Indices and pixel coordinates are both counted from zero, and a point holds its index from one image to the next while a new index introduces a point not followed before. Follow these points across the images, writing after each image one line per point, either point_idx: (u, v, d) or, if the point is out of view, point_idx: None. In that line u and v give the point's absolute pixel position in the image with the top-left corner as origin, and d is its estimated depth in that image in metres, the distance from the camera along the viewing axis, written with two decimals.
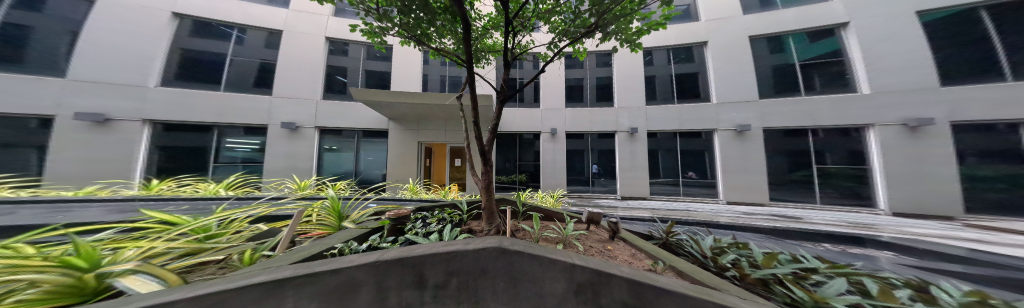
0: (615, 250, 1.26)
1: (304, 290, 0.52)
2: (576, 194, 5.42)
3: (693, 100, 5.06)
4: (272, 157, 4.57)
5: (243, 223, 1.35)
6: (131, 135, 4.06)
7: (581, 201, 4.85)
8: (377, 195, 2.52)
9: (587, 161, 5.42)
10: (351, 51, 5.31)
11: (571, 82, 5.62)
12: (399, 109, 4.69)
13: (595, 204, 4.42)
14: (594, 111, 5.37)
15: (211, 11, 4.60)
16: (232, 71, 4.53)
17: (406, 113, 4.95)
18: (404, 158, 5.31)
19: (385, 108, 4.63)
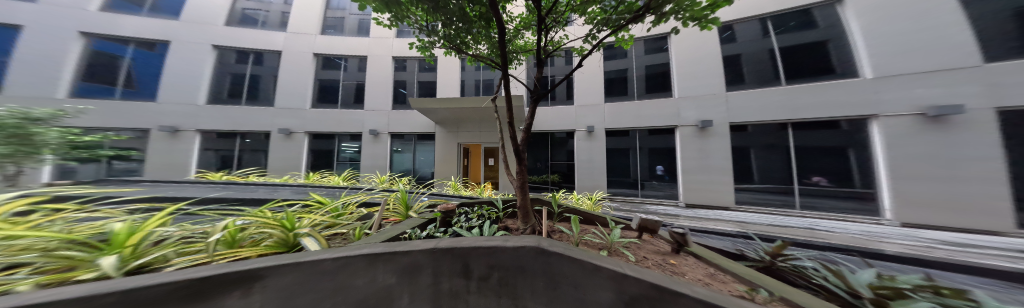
0: (681, 266, 1.09)
1: (389, 264, 0.71)
2: (621, 198, 4.90)
3: (819, 77, 3.89)
4: (364, 157, 5.85)
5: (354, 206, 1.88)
6: (299, 143, 5.66)
7: (626, 206, 4.39)
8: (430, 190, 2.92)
9: (630, 161, 4.87)
10: (408, 65, 6.27)
11: (611, 75, 5.14)
12: (443, 114, 5.25)
13: (647, 211, 3.93)
14: (643, 104, 4.80)
15: (327, 47, 6.01)
16: (333, 90, 5.98)
17: (448, 117, 5.51)
18: (448, 158, 5.97)
19: (432, 114, 5.28)
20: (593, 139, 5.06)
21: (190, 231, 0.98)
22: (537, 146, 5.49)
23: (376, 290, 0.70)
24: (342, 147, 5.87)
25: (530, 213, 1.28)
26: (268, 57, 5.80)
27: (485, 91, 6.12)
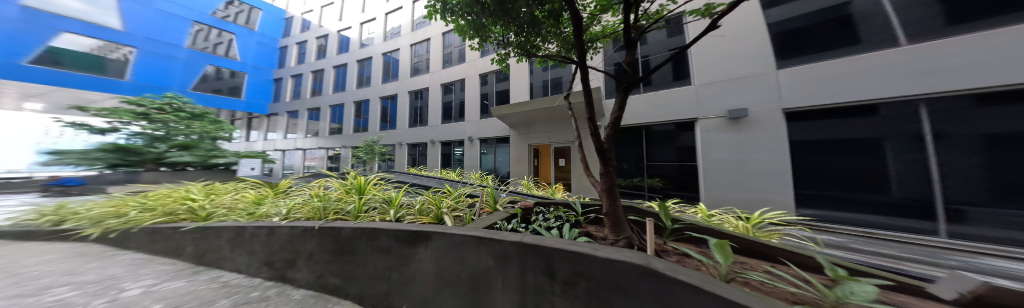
0: None
1: (490, 247, 0.99)
2: (869, 227, 3.06)
3: None
4: (465, 157, 7.62)
5: (462, 197, 2.60)
6: (435, 149, 8.28)
7: (862, 237, 2.80)
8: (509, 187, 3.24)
9: (881, 158, 3.09)
10: (489, 79, 7.41)
11: (788, 25, 3.71)
12: (517, 117, 5.71)
13: (919, 251, 2.29)
14: (958, 51, 2.63)
15: (442, 78, 8.33)
16: (446, 108, 8.15)
17: (522, 120, 5.92)
18: (521, 158, 6.41)
19: (506, 119, 5.95)
20: (739, 128, 3.88)
21: (407, 202, 2.31)
22: (657, 141, 4.66)
23: (481, 267, 1.02)
24: (453, 150, 7.90)
25: (625, 226, 1.13)
26: (416, 92, 8.90)
27: (554, 90, 6.01)
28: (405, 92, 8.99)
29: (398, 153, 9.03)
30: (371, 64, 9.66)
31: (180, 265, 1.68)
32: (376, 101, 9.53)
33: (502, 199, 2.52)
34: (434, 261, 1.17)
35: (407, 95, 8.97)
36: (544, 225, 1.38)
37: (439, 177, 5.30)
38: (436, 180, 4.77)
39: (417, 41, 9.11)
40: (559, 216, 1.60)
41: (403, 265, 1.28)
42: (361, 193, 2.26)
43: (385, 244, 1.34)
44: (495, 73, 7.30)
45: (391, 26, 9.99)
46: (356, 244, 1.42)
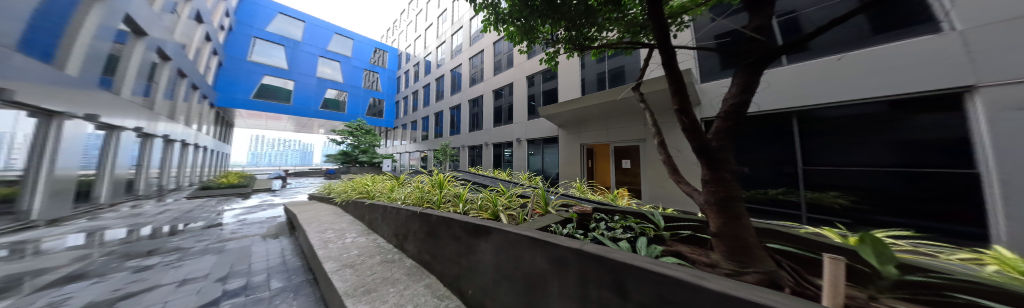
0: None
1: (545, 250, 1.02)
2: None
3: None
4: (515, 158, 8.00)
5: (513, 197, 2.73)
6: (488, 150, 9.15)
7: None
8: (561, 189, 3.11)
9: None
10: (535, 80, 7.48)
11: None
12: (567, 115, 5.36)
13: None
14: None
15: (492, 85, 9.08)
16: (496, 112, 8.90)
17: (571, 118, 5.54)
18: (570, 160, 6.08)
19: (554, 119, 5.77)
20: None
21: (471, 197, 2.81)
22: (854, 131, 2.91)
23: (536, 268, 1.07)
24: (503, 151, 8.53)
25: (764, 253, 0.76)
26: (472, 100, 10.22)
27: (613, 83, 5.36)
28: (465, 101, 10.51)
29: (462, 154, 10.61)
30: (444, 81, 12.05)
31: (358, 237, 3.13)
32: (446, 112, 11.61)
33: (554, 202, 2.46)
34: (489, 254, 1.46)
35: (467, 104, 10.43)
36: (614, 234, 1.21)
37: (491, 176, 5.83)
38: (490, 179, 5.25)
39: (473, 54, 10.38)
40: (626, 226, 1.40)
41: (468, 253, 1.70)
42: (442, 189, 3.08)
43: (457, 233, 1.84)
44: (541, 73, 7.31)
45: (454, 45, 11.83)
46: (439, 230, 2.12)
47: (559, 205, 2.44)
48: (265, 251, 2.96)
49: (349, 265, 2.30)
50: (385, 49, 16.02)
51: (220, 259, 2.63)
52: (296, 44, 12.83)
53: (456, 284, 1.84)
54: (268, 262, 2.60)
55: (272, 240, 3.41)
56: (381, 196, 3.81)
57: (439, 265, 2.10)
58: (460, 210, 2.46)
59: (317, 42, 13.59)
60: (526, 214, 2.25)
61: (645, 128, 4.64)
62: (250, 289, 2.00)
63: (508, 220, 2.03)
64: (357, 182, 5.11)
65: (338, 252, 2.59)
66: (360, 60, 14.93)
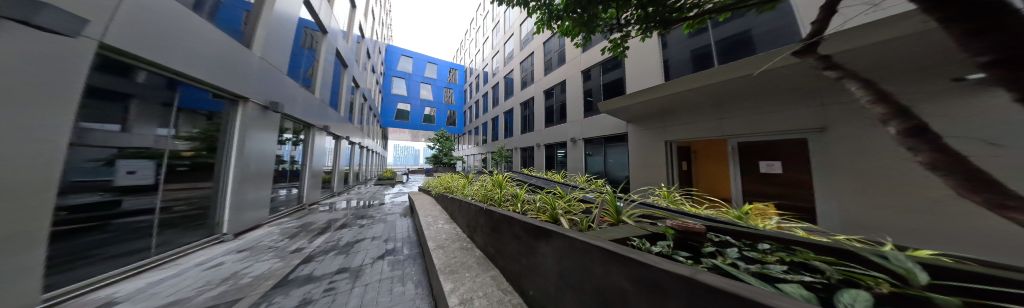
0: None
1: (629, 269, 0.87)
2: None
3: None
4: (569, 159, 7.58)
5: (574, 202, 2.59)
6: (540, 151, 9.13)
7: None
8: (630, 195, 2.62)
9: None
10: (593, 73, 6.98)
11: None
12: (637, 108, 4.46)
13: None
14: None
15: (544, 84, 9.06)
16: (548, 112, 8.81)
17: (644, 111, 4.59)
18: (650, 161, 5.00)
19: (623, 112, 4.77)
20: None
21: (528, 198, 2.97)
22: None
23: (614, 284, 0.96)
24: (556, 152, 8.28)
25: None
26: (524, 103, 10.61)
27: (726, 54, 4.13)
28: (517, 105, 11.07)
29: (514, 156, 11.19)
30: (499, 89, 13.21)
31: (445, 223, 3.96)
32: (501, 116, 12.63)
33: (625, 211, 2.10)
34: (552, 258, 1.43)
35: (518, 107, 10.93)
36: (762, 268, 0.75)
37: (545, 178, 5.71)
38: (544, 180, 5.17)
39: (524, 58, 10.76)
40: (790, 262, 0.80)
41: (528, 252, 1.76)
42: (501, 188, 3.37)
43: (518, 232, 1.95)
44: (601, 63, 6.72)
45: (506, 54, 12.74)
46: (501, 227, 2.32)
47: (631, 214, 2.08)
48: (400, 227, 4.39)
49: (440, 246, 2.92)
50: (457, 68, 20.07)
51: (378, 228, 4.27)
52: (409, 75, 17.84)
53: (516, 280, 1.96)
54: (399, 233, 4.01)
55: (396, 219, 4.94)
56: (456, 191, 4.64)
57: (501, 259, 2.29)
58: (519, 210, 2.64)
59: (420, 71, 18.43)
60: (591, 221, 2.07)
61: (822, 110, 3.03)
62: (396, 252, 3.26)
63: (570, 226, 1.95)
64: (440, 180, 6.49)
65: (434, 234, 3.38)
66: (443, 81, 19.36)
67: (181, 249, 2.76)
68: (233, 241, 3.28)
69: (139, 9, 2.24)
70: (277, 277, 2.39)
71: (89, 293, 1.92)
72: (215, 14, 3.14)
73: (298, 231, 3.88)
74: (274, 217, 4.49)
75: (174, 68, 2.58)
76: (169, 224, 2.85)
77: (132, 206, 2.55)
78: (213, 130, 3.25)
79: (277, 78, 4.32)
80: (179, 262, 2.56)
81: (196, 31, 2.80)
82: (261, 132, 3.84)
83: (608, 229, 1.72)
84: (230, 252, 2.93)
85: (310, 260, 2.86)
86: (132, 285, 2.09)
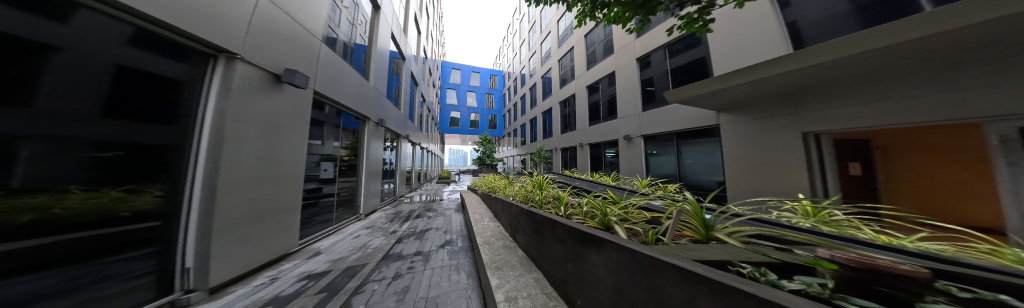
0: None
1: (714, 297, 0.61)
2: None
3: None
4: (622, 160, 6.73)
5: (634, 209, 2.20)
6: (585, 151, 8.49)
7: None
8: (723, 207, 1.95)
9: None
10: (653, 59, 6.00)
11: None
12: (725, 95, 3.40)
13: None
14: None
15: (588, 79, 8.42)
16: (594, 108, 8.10)
17: (738, 97, 3.46)
18: (763, 159, 3.76)
19: (706, 100, 3.70)
20: None
21: (573, 202, 2.74)
22: None
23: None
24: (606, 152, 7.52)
25: None
26: (564, 101, 10.10)
27: None
28: (556, 103, 10.64)
29: (554, 156, 10.83)
30: (537, 89, 13.06)
31: (489, 222, 4.06)
32: (539, 117, 12.43)
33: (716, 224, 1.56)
34: (609, 270, 1.26)
35: (558, 106, 10.50)
36: None
37: (590, 180, 5.17)
38: (590, 183, 4.63)
39: (562, 55, 10.30)
40: None
41: (576, 258, 1.64)
42: (542, 190, 3.27)
43: (563, 237, 1.85)
44: (666, 46, 5.70)
45: (542, 53, 12.54)
46: (544, 229, 2.24)
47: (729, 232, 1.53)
48: (455, 220, 5.01)
49: (486, 243, 3.04)
50: (497, 74, 21.25)
51: (439, 220, 5.02)
52: (457, 85, 20.19)
53: (562, 286, 1.81)
54: (455, 227, 4.50)
55: (453, 212, 5.73)
56: (498, 191, 4.82)
57: (544, 262, 2.18)
58: (562, 213, 2.46)
59: (464, 81, 20.57)
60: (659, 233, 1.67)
61: None
62: (451, 242, 3.67)
63: (628, 236, 1.63)
64: (485, 180, 6.99)
65: (481, 230, 3.58)
66: (485, 87, 21.02)
67: (343, 223, 4.41)
68: (364, 221, 4.88)
69: (325, 64, 3.68)
70: (383, 251, 3.23)
71: (303, 247, 3.30)
72: (351, 57, 4.51)
73: (397, 217, 5.25)
74: (380, 203, 6.08)
75: (337, 99, 4.05)
76: (344, 205, 4.53)
77: (322, 192, 3.90)
78: (354, 141, 4.87)
79: (380, 101, 5.91)
80: (341, 231, 4.08)
81: (345, 74, 4.26)
82: (375, 143, 5.60)
83: (690, 247, 1.33)
84: (360, 229, 4.34)
85: (400, 240, 3.69)
86: (325, 243, 3.52)
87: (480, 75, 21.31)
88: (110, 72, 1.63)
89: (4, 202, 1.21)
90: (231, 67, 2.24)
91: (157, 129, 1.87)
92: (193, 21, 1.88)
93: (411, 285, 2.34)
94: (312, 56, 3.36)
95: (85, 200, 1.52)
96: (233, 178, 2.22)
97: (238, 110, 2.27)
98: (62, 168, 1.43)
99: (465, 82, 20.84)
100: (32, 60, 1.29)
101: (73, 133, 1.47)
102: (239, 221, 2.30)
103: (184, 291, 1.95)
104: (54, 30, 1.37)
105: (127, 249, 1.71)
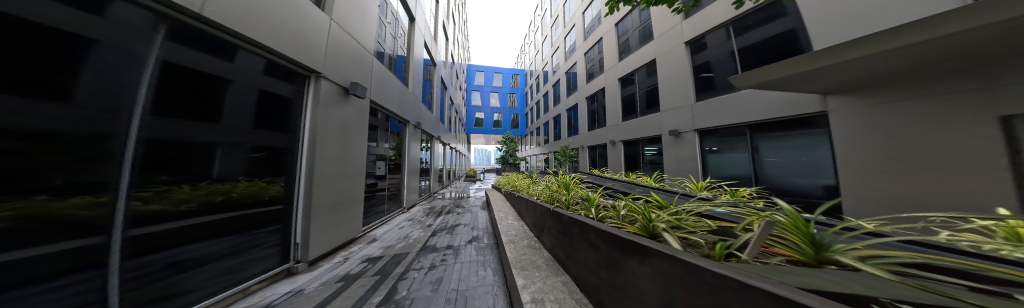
0: None
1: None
2: None
3: None
4: (667, 158, 5.74)
5: (693, 217, 1.73)
6: (617, 149, 7.58)
7: None
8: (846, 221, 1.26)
9: None
10: (710, 40, 5.00)
11: None
12: (832, 76, 2.43)
13: None
14: None
15: (621, 69, 7.54)
16: (629, 101, 7.20)
17: (857, 77, 2.45)
18: (911, 157, 2.53)
19: (802, 83, 2.74)
20: None
21: (606, 204, 2.39)
22: None
23: None
24: (645, 150, 6.55)
25: None
26: (592, 96, 9.31)
27: None
28: (583, 98, 9.87)
29: (580, 155, 10.10)
30: (560, 86, 12.40)
31: (513, 221, 3.96)
32: (564, 114, 11.74)
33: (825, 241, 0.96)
34: (650, 283, 1.03)
35: (585, 102, 9.75)
36: None
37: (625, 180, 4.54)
38: (625, 183, 4.07)
39: (590, 46, 9.54)
40: None
41: (610, 266, 1.37)
42: (569, 190, 2.99)
43: (595, 241, 1.58)
44: (730, 23, 4.69)
45: (567, 48, 11.91)
46: (572, 231, 1.99)
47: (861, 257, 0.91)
48: (481, 216, 5.14)
49: (511, 241, 2.93)
50: (520, 73, 21.37)
51: (467, 216, 5.21)
52: (482, 87, 20.93)
53: (594, 296, 1.54)
54: (481, 223, 4.57)
55: (478, 209, 5.92)
56: (522, 190, 4.69)
57: (573, 267, 1.92)
58: (593, 216, 2.15)
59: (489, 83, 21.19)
60: (731, 248, 1.23)
61: None
62: (478, 238, 3.72)
63: (682, 247, 1.25)
64: (508, 179, 7.03)
65: (505, 228, 3.50)
66: (508, 87, 21.30)
67: (392, 214, 5.03)
68: (406, 213, 5.49)
69: (378, 77, 4.33)
70: (421, 242, 3.49)
71: (365, 233, 3.85)
72: (395, 69, 5.16)
73: (433, 211, 5.73)
74: (418, 198, 6.73)
75: (387, 106, 4.69)
76: (392, 198, 5.19)
77: (377, 186, 4.50)
78: (399, 142, 5.55)
79: (418, 107, 6.60)
80: (388, 221, 4.66)
81: (392, 84, 4.91)
82: (414, 143, 6.26)
83: (788, 270, 0.86)
84: (404, 220, 4.86)
85: (435, 233, 3.93)
86: (381, 231, 4.08)
87: (503, 75, 21.66)
88: (254, 94, 2.25)
89: (209, 187, 1.88)
90: (319, 83, 2.80)
91: (280, 136, 2.47)
92: (292, 49, 2.42)
93: (444, 276, 2.41)
94: (368, 71, 3.95)
95: (246, 187, 2.16)
96: (321, 173, 2.76)
97: (323, 119, 2.82)
98: (234, 166, 2.09)
99: (488, 83, 21.44)
100: (213, 89, 1.91)
101: (234, 140, 2.09)
102: (326, 209, 2.85)
103: (295, 261, 2.54)
104: (224, 68, 1.99)
105: (264, 226, 2.31)
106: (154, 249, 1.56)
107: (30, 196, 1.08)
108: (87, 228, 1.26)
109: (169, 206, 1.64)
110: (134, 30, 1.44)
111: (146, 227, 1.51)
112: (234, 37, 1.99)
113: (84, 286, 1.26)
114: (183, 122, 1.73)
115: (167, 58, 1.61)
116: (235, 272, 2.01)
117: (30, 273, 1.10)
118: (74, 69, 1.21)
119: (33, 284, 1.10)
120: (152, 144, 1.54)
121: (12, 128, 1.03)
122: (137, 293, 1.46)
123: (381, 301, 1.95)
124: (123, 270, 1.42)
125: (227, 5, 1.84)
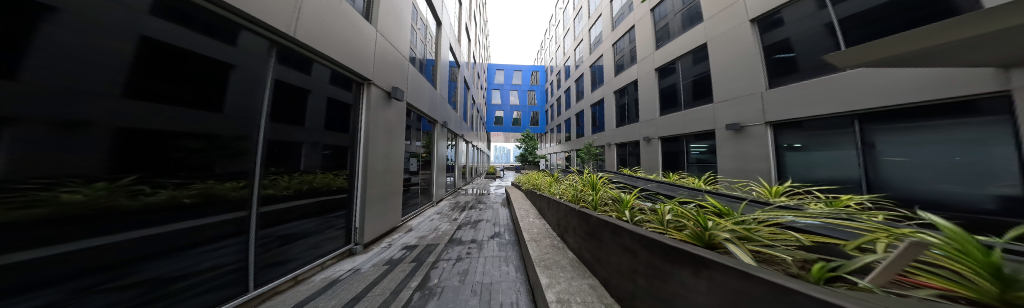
0: None
1: None
2: None
3: None
4: (724, 157, 4.84)
5: (774, 229, 1.35)
6: (653, 147, 6.71)
7: None
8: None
9: None
10: (790, 13, 3.98)
11: None
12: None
13: None
14: None
15: (659, 58, 6.65)
16: (670, 93, 6.27)
17: None
18: None
19: (969, 57, 1.87)
20: None
21: (643, 206, 2.10)
22: None
23: None
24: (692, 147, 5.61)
25: None
26: (622, 89, 8.43)
27: None
28: (611, 93, 9.03)
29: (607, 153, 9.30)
30: (583, 80, 11.66)
31: (536, 220, 3.86)
32: (588, 110, 10.92)
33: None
34: (705, 299, 0.84)
35: (613, 96, 8.90)
36: None
37: (663, 181, 3.98)
38: (664, 185, 3.56)
39: (619, 34, 8.63)
40: None
41: (650, 274, 1.19)
42: (597, 190, 2.74)
43: (630, 245, 1.39)
44: None
45: (592, 39, 11.06)
46: (603, 234, 1.80)
47: None
48: (502, 213, 5.22)
49: (533, 240, 2.84)
50: (540, 70, 21.14)
51: (490, 212, 5.35)
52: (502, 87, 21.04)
53: (628, 303, 1.37)
54: (502, 220, 4.60)
55: (500, 206, 6.03)
56: (543, 189, 4.54)
57: (603, 270, 1.74)
58: (627, 218, 1.91)
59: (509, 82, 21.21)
60: (833, 269, 0.89)
61: None
62: (499, 235, 3.74)
63: (755, 262, 0.98)
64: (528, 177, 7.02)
65: (528, 226, 3.43)
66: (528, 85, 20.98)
67: (423, 207, 5.46)
68: (434, 207, 5.87)
69: (412, 80, 4.74)
70: (449, 235, 3.69)
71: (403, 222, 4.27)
72: (424, 72, 5.57)
73: (459, 206, 6.03)
74: (444, 193, 7.14)
75: (419, 107, 5.10)
76: (424, 192, 5.61)
77: (411, 181, 4.93)
78: (428, 140, 5.97)
79: (445, 108, 7.04)
80: (420, 213, 5.06)
81: (422, 86, 5.31)
82: (441, 141, 6.68)
83: (934, 304, 0.52)
84: (433, 213, 5.23)
85: (460, 227, 4.13)
86: (416, 222, 4.46)
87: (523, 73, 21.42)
88: (327, 102, 2.66)
89: (298, 177, 2.30)
90: (370, 90, 3.19)
91: (344, 136, 2.87)
92: (351, 61, 2.81)
93: (470, 269, 2.48)
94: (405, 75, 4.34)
95: (321, 179, 2.56)
96: (371, 166, 3.15)
97: (373, 119, 3.22)
98: (315, 161, 2.50)
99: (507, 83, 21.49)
100: (301, 99, 2.33)
101: (316, 139, 2.51)
102: (374, 198, 3.22)
103: (355, 243, 2.93)
104: (307, 80, 2.39)
105: (335, 211, 2.72)
106: (270, 225, 1.99)
107: (204, 180, 1.50)
108: (232, 206, 1.68)
109: (277, 190, 2.06)
110: (254, 55, 1.85)
111: (265, 207, 1.93)
112: (314, 54, 2.39)
113: (231, 248, 1.69)
114: (285, 126, 2.16)
115: (275, 77, 2.04)
116: (317, 248, 2.43)
117: (206, 236, 1.53)
118: (222, 85, 1.62)
119: (203, 244, 1.51)
120: (269, 143, 1.98)
121: (193, 131, 1.44)
122: (261, 256, 1.90)
123: (417, 286, 2.10)
124: (255, 240, 1.85)
125: (310, 28, 2.23)
